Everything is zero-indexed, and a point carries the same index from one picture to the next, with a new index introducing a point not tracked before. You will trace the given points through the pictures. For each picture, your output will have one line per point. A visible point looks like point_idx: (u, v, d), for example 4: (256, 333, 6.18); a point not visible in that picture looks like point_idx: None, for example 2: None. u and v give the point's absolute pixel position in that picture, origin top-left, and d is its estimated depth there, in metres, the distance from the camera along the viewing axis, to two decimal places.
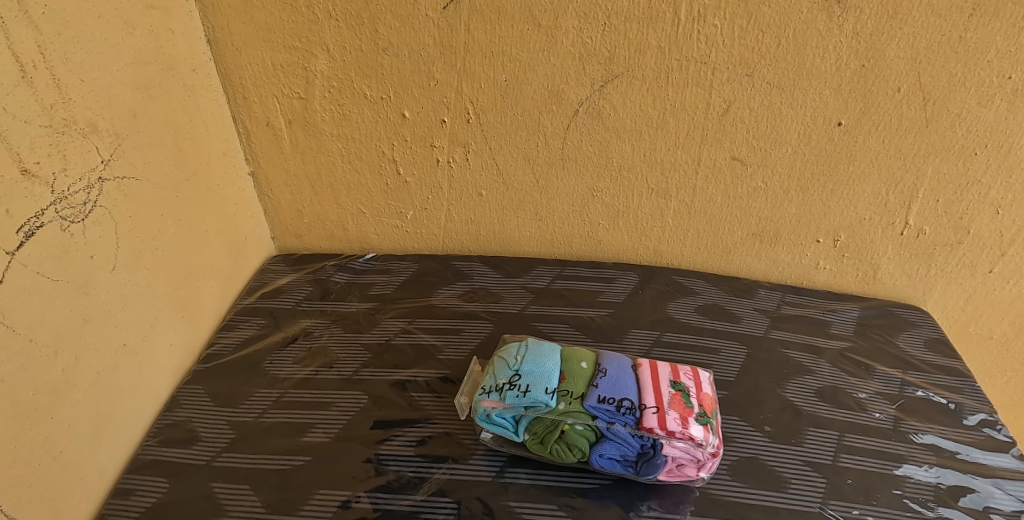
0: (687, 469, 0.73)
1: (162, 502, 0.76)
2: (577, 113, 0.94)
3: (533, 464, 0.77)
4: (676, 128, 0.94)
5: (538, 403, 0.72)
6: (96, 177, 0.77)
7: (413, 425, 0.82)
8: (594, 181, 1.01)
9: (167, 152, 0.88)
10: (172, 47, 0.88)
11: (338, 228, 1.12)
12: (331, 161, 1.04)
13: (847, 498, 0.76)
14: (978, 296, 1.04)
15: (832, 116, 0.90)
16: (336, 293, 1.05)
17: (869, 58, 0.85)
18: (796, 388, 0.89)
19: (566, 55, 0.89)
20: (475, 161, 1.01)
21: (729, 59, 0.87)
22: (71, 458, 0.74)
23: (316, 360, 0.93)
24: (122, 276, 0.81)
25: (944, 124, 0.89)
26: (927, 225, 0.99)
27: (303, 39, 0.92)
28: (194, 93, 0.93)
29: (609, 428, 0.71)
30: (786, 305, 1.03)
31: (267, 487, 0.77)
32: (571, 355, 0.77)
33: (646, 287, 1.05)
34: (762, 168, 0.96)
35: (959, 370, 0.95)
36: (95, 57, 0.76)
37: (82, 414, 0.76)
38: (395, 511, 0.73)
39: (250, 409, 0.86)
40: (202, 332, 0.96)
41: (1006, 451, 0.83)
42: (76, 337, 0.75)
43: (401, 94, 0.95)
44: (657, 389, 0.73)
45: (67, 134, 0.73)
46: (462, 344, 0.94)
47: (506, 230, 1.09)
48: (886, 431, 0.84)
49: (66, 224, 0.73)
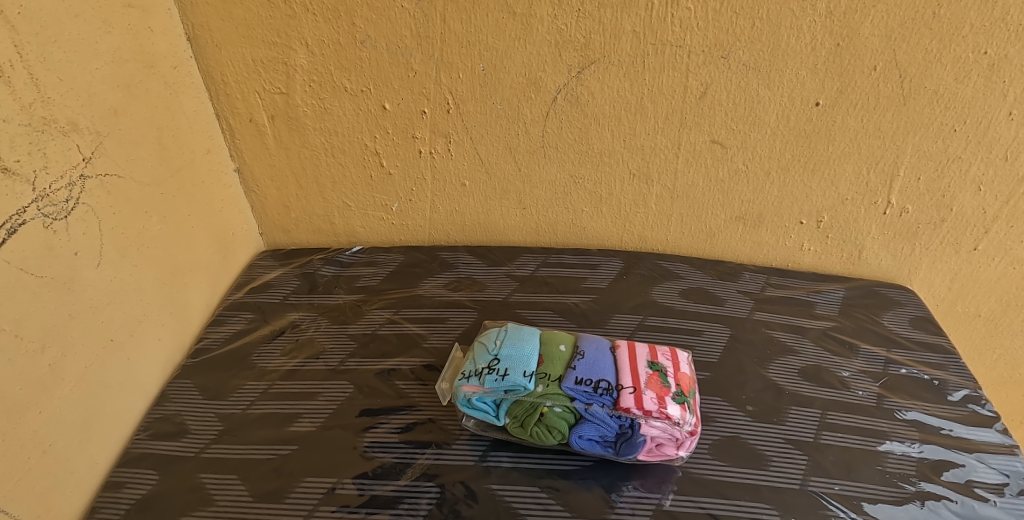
0: (667, 449, 0.74)
1: (152, 494, 0.77)
2: (555, 100, 0.95)
3: (515, 447, 0.78)
4: (655, 112, 0.94)
5: (517, 387, 0.73)
6: (77, 175, 0.78)
7: (397, 412, 0.83)
8: (575, 168, 1.02)
9: (150, 149, 0.89)
10: (152, 45, 0.89)
11: (325, 222, 1.13)
12: (315, 156, 1.04)
13: (828, 474, 0.76)
14: (963, 274, 1.04)
15: (809, 96, 0.91)
16: (324, 286, 1.06)
17: (843, 36, 0.85)
18: (779, 368, 0.90)
19: (542, 43, 0.90)
20: (457, 151, 1.02)
21: (704, 42, 0.88)
22: (61, 452, 0.75)
23: (303, 352, 0.94)
24: (107, 272, 0.82)
25: (922, 101, 0.89)
26: (909, 204, 0.99)
27: (282, 34, 0.93)
28: (176, 91, 0.94)
29: (588, 409, 0.72)
30: (770, 287, 1.04)
31: (255, 476, 0.77)
32: (549, 338, 0.78)
33: (630, 273, 1.05)
34: (742, 150, 0.96)
35: (943, 347, 0.95)
36: (73, 56, 0.77)
37: (70, 408, 0.77)
38: (379, 496, 0.74)
39: (238, 401, 0.87)
40: (192, 327, 0.97)
41: (990, 426, 0.83)
42: (63, 332, 0.76)
43: (381, 86, 0.96)
44: (635, 370, 0.74)
45: (48, 133, 0.74)
46: (447, 333, 0.95)
47: (491, 219, 1.10)
48: (869, 408, 0.85)
49: (49, 221, 0.74)
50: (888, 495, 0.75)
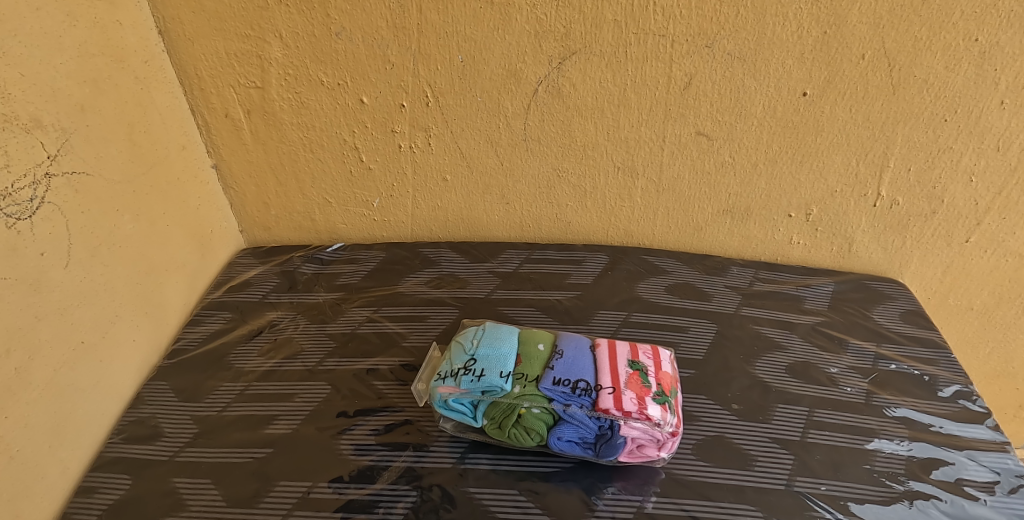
0: (648, 450, 0.72)
1: (124, 499, 0.75)
2: (537, 92, 0.93)
3: (494, 448, 0.76)
4: (638, 104, 0.92)
5: (493, 388, 0.71)
6: (42, 173, 0.76)
7: (375, 414, 0.82)
8: (559, 161, 0.99)
9: (121, 145, 0.87)
10: (121, 39, 0.87)
11: (305, 219, 1.11)
12: (293, 152, 1.02)
13: (815, 474, 0.75)
14: (955, 267, 1.02)
15: (796, 86, 0.88)
16: (303, 285, 1.04)
17: (831, 24, 0.83)
18: (766, 365, 0.88)
19: (521, 33, 0.87)
20: (438, 145, 0.99)
21: (687, 31, 0.85)
22: (29, 457, 0.73)
23: (281, 352, 0.92)
24: (77, 272, 0.80)
25: (912, 90, 0.87)
26: (899, 196, 0.97)
27: (255, 26, 0.91)
28: (147, 86, 0.91)
29: (566, 410, 0.70)
30: (758, 282, 1.02)
31: (229, 480, 0.76)
32: (528, 337, 0.76)
33: (616, 268, 1.03)
34: (728, 142, 0.94)
35: (934, 341, 0.94)
36: (36, 50, 0.75)
37: (39, 413, 0.75)
38: (355, 500, 0.73)
39: (214, 403, 0.85)
40: (168, 328, 0.95)
41: (981, 422, 0.82)
42: (29, 335, 0.74)
43: (358, 79, 0.94)
44: (615, 369, 0.72)
45: (9, 130, 0.72)
46: (427, 331, 0.93)
47: (474, 214, 1.08)
48: (858, 405, 0.83)
49: (11, 221, 0.72)
50: (876, 495, 0.73)
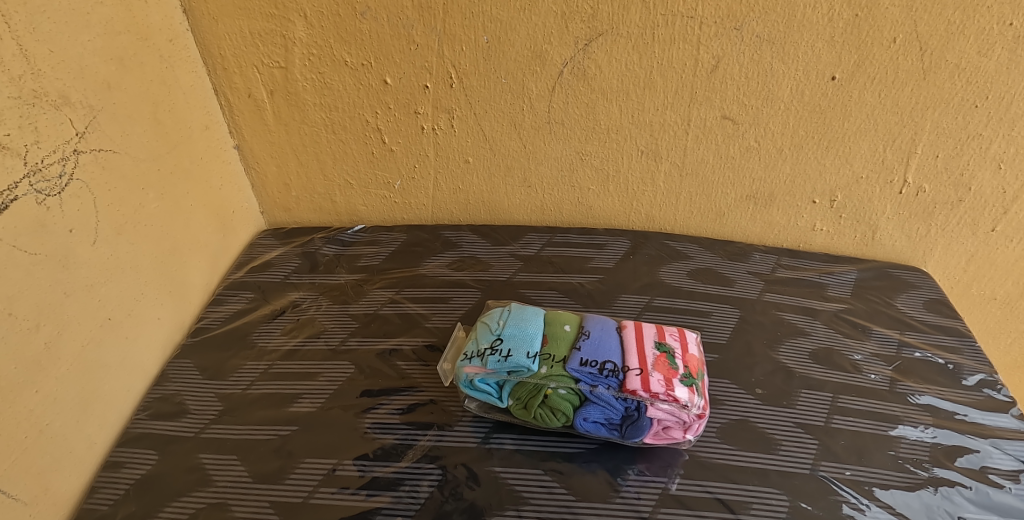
0: (674, 431, 0.72)
1: (151, 474, 0.76)
2: (561, 73, 0.92)
3: (519, 429, 0.76)
4: (664, 87, 0.91)
5: (520, 368, 0.71)
6: (71, 149, 0.76)
7: (399, 393, 0.82)
8: (582, 144, 0.99)
9: (145, 124, 0.87)
10: (146, 17, 0.86)
11: (326, 200, 1.11)
12: (315, 133, 1.02)
13: (839, 459, 0.74)
14: (980, 256, 1.02)
15: (825, 70, 0.87)
16: (325, 266, 1.04)
17: (862, 6, 0.82)
18: (790, 350, 0.88)
19: (548, 14, 0.87)
20: (461, 127, 0.99)
21: (716, 13, 0.84)
22: (58, 431, 0.74)
23: (304, 332, 0.92)
24: (103, 250, 0.80)
25: (943, 75, 0.86)
26: (926, 183, 0.96)
27: (280, 5, 0.90)
28: (171, 65, 0.91)
29: (593, 391, 0.70)
30: (781, 268, 1.01)
31: (255, 457, 0.76)
32: (554, 318, 0.77)
33: (637, 252, 1.03)
34: (754, 126, 0.94)
35: (958, 330, 0.93)
36: (64, 27, 0.75)
37: (67, 388, 0.75)
38: (380, 478, 0.73)
39: (238, 381, 0.86)
40: (191, 307, 0.96)
41: (1005, 411, 0.81)
42: (58, 310, 0.74)
43: (382, 60, 0.93)
44: (642, 351, 0.72)
45: (39, 106, 0.72)
46: (449, 313, 0.93)
47: (495, 197, 1.08)
48: (882, 392, 0.83)
49: (41, 197, 0.72)
50: (900, 481, 0.73)
